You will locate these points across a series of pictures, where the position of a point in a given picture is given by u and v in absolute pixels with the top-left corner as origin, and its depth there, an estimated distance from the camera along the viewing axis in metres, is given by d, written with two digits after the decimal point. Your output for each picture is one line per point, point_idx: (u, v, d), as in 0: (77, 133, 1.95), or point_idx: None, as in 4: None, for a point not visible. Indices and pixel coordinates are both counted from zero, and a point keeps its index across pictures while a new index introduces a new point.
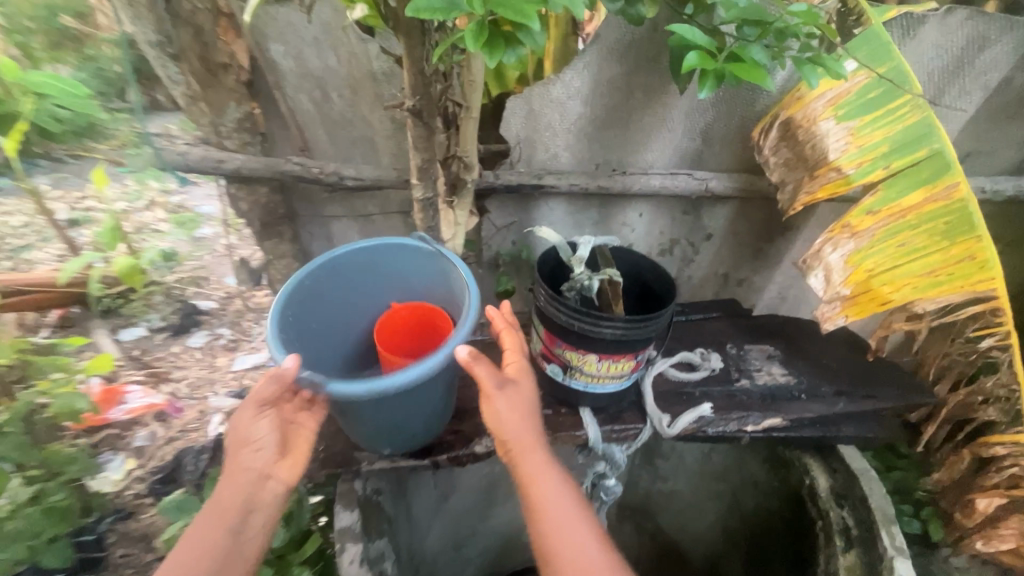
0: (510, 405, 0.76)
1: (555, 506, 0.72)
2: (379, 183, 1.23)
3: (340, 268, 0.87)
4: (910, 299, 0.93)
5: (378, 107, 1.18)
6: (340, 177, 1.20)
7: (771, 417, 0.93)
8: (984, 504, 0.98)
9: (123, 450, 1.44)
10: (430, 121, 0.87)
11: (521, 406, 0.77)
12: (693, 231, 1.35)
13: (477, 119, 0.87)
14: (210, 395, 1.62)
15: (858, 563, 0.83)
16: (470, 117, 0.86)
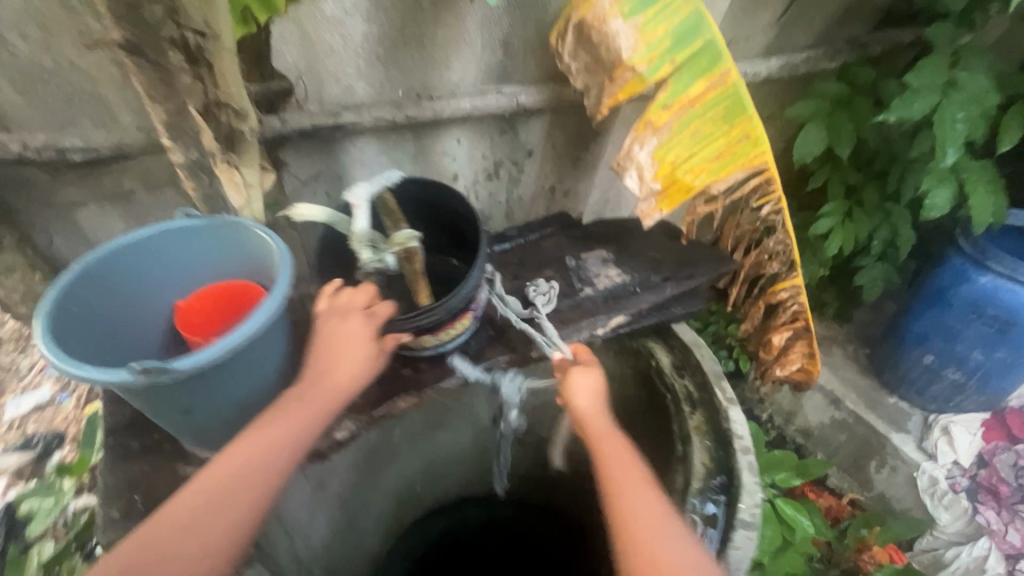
0: (583, 393, 0.79)
1: (638, 493, 0.69)
2: (125, 151, 0.97)
3: (104, 276, 0.68)
4: (707, 183, 1.03)
5: (87, 47, 0.87)
6: (61, 152, 0.94)
7: (616, 316, 1.00)
8: (778, 339, 1.21)
9: None
10: (163, 58, 0.67)
11: (600, 398, 0.80)
12: (514, 149, 1.31)
13: (233, 49, 0.70)
14: None
15: (703, 420, 0.93)
16: (221, 48, 0.68)
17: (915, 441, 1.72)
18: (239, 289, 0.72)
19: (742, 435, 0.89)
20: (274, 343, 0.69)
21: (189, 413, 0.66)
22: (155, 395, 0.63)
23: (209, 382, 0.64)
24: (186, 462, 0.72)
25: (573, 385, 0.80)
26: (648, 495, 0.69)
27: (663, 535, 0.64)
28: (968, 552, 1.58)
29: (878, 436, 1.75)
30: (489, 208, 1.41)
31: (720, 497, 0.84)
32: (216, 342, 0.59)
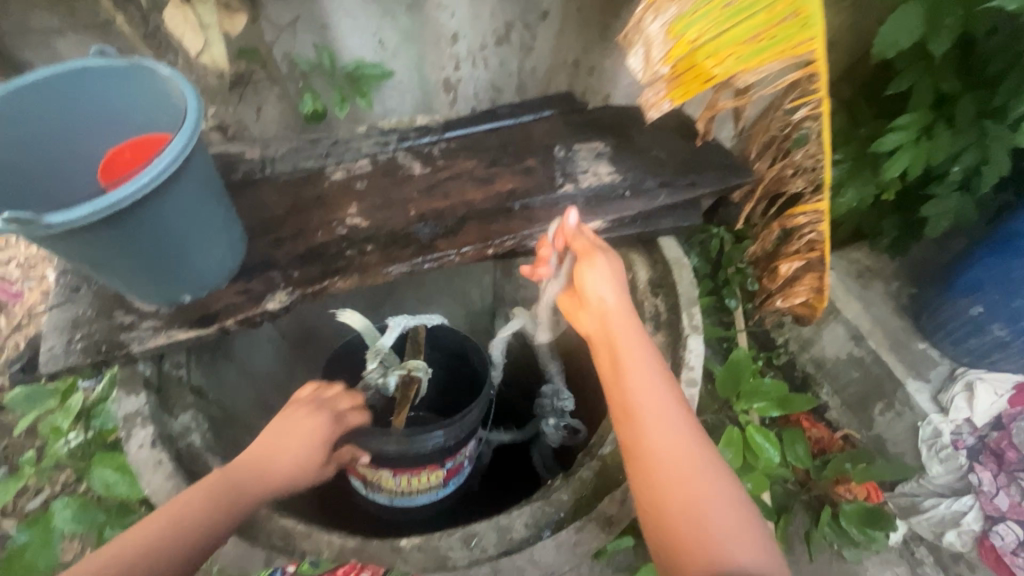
0: (587, 283, 0.76)
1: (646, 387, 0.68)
2: None
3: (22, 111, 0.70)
4: (732, 72, 0.82)
5: None
6: None
7: (593, 221, 0.90)
8: (786, 268, 1.08)
9: None
10: None
11: (618, 295, 0.76)
12: (527, 9, 1.09)
13: None
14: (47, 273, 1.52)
15: (662, 341, 0.88)
16: None
17: (930, 392, 1.42)
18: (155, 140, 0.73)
19: (693, 367, 0.81)
20: (187, 212, 0.66)
21: (97, 269, 0.66)
22: (72, 252, 0.62)
23: (126, 246, 0.63)
24: (125, 310, 0.75)
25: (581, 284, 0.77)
26: (662, 396, 0.68)
27: (674, 441, 0.65)
28: (947, 504, 1.38)
29: (891, 378, 1.46)
30: (500, 80, 1.21)
31: None
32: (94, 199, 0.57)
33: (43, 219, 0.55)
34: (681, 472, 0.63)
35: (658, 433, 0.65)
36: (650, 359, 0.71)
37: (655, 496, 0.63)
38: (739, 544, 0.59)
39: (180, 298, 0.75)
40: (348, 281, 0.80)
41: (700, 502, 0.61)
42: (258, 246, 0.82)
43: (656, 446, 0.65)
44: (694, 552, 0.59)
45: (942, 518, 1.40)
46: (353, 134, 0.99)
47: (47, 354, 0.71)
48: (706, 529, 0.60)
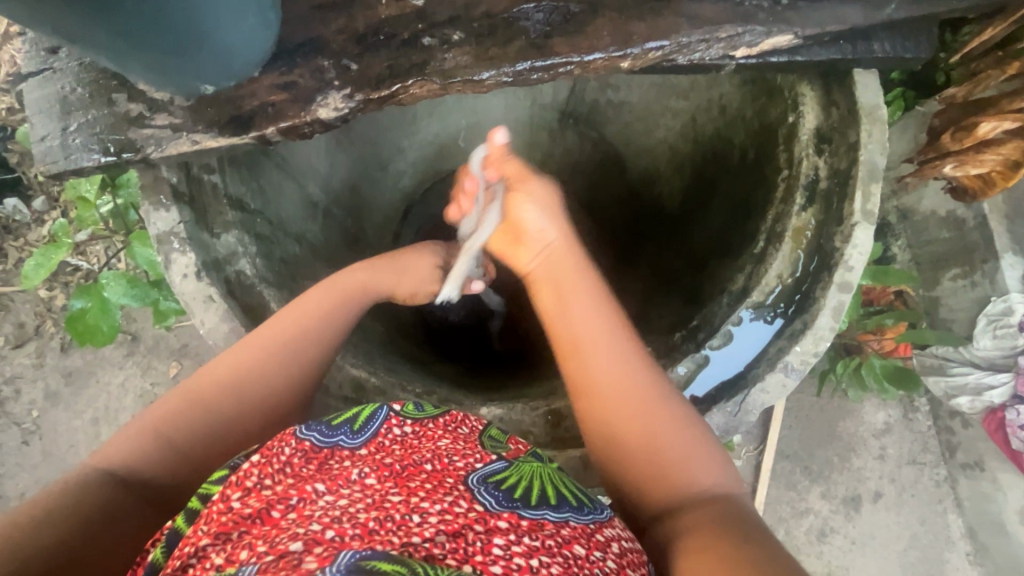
0: (528, 213, 0.70)
1: (591, 312, 0.60)
2: None
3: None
4: None
5: None
6: None
7: (780, 35, 0.60)
8: (987, 130, 0.81)
9: None
10: None
11: (558, 227, 0.69)
12: None
13: None
14: None
15: (810, 222, 0.68)
16: None
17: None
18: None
19: (852, 268, 0.65)
20: None
21: (76, 43, 0.46)
22: (36, 17, 0.42)
23: (105, 13, 0.42)
24: (128, 94, 0.55)
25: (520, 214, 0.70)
26: (608, 322, 0.59)
27: (623, 367, 0.55)
28: (977, 376, 1.30)
29: (988, 247, 1.28)
30: None
31: (777, 320, 0.67)
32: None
33: None
34: (630, 401, 0.53)
35: (604, 361, 0.56)
36: (590, 291, 0.62)
37: (609, 425, 0.53)
38: (704, 465, 0.50)
39: (201, 89, 0.55)
40: (425, 87, 0.57)
41: (658, 430, 0.52)
42: (298, 16, 0.57)
43: (605, 372, 0.55)
44: (657, 478, 0.50)
45: (964, 384, 1.32)
46: None
47: (44, 147, 0.55)
48: (666, 454, 0.51)
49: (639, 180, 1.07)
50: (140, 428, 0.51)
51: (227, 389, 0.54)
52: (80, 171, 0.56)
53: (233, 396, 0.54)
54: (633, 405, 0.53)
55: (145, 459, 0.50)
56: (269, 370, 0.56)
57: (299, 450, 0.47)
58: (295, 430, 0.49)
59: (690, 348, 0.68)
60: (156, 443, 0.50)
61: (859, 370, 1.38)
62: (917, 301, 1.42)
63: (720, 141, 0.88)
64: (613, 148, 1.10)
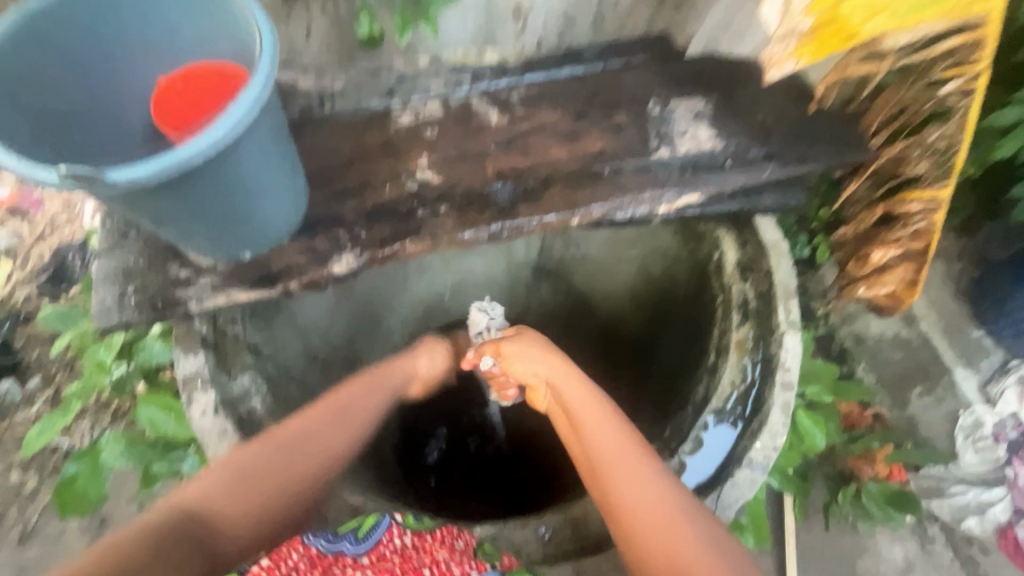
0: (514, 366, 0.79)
1: (602, 431, 0.65)
2: None
3: (76, 20, 0.58)
4: (882, 30, 0.71)
5: None
6: None
7: (688, 194, 0.79)
8: (880, 257, 0.98)
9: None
10: None
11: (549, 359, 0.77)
12: None
13: None
14: None
15: (750, 335, 0.79)
16: None
17: (978, 381, 1.44)
18: (220, 70, 0.60)
19: (789, 368, 0.75)
20: (253, 163, 0.58)
21: (161, 224, 0.59)
22: (133, 205, 0.55)
23: (188, 198, 0.56)
24: (179, 262, 0.69)
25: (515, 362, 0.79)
26: (624, 440, 0.63)
27: (644, 481, 0.59)
28: (976, 493, 1.36)
29: (939, 365, 1.47)
30: (574, 8, 1.08)
31: (737, 423, 0.74)
32: (223, 117, 0.51)
33: (114, 172, 0.48)
34: (659, 516, 0.56)
35: (622, 475, 0.60)
36: (606, 409, 0.68)
37: (631, 539, 0.56)
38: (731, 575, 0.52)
39: (241, 255, 0.68)
40: (418, 245, 0.73)
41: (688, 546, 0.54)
42: (319, 200, 0.74)
43: (636, 498, 0.58)
44: None
45: (967, 504, 1.36)
46: (417, 67, 0.87)
47: (100, 307, 0.66)
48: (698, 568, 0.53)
49: (609, 320, 1.22)
50: (172, 508, 0.56)
51: (254, 479, 0.60)
52: (127, 323, 0.66)
53: (266, 486, 0.60)
54: (662, 523, 0.56)
55: (172, 534, 0.54)
56: (298, 464, 0.63)
57: (306, 556, 0.51)
58: (303, 536, 0.53)
59: (666, 455, 0.74)
60: (179, 523, 0.55)
61: (858, 498, 1.34)
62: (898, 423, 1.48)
63: (667, 280, 1.04)
64: (583, 296, 1.26)
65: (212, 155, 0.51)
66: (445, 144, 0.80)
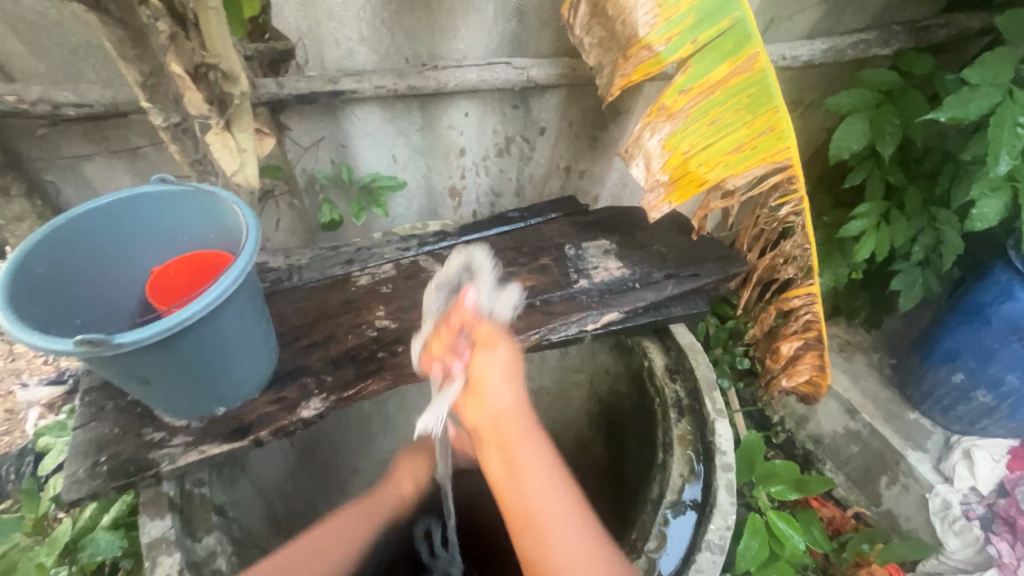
0: (482, 375, 0.62)
1: (543, 492, 0.59)
2: (114, 108, 0.97)
3: (90, 229, 0.71)
4: (722, 177, 0.95)
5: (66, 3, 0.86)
6: (54, 105, 0.95)
7: (609, 312, 0.94)
8: (787, 348, 1.13)
9: None
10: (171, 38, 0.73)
11: (512, 375, 0.63)
12: (526, 127, 1.24)
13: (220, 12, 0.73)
14: (16, 387, 1.44)
15: (688, 429, 0.88)
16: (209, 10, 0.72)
17: (931, 461, 1.38)
18: (221, 259, 0.73)
19: (725, 451, 0.84)
20: (236, 325, 0.69)
21: (149, 384, 0.66)
22: (124, 369, 0.63)
23: (175, 357, 0.64)
24: (154, 426, 0.74)
25: (474, 363, 0.62)
26: (562, 489, 0.60)
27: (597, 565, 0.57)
28: None
29: (891, 451, 1.42)
30: (499, 184, 1.34)
31: (691, 512, 0.80)
32: (212, 289, 0.62)
33: (119, 338, 0.57)
34: None
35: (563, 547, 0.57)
36: (550, 469, 0.61)
37: None
38: None
39: (214, 410, 0.75)
40: (381, 382, 0.82)
41: None
42: (289, 355, 0.83)
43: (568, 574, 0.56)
44: None
45: None
46: (371, 240, 1.04)
47: (70, 477, 0.69)
48: None
49: (573, 446, 1.26)
50: None
51: None
52: (95, 491, 0.68)
53: None
54: None
55: None
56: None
57: None
58: None
59: (634, 556, 0.77)
60: None
61: None
62: (876, 518, 1.48)
63: (614, 396, 1.12)
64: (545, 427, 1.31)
65: (195, 320, 0.61)
66: (399, 296, 0.94)
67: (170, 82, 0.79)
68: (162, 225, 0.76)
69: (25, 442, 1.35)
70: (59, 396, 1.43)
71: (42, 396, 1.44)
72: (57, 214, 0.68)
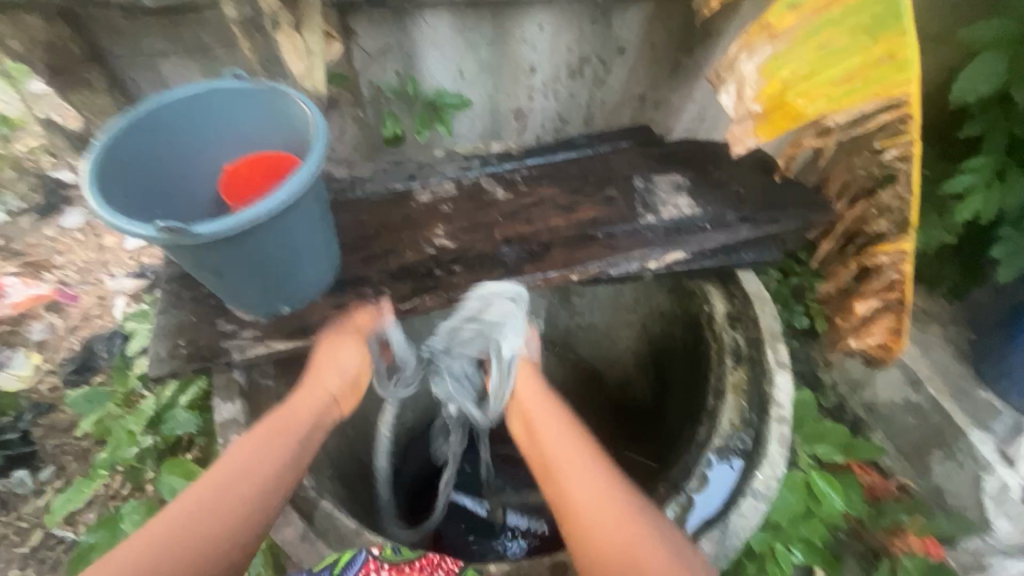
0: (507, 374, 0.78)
1: (555, 440, 0.69)
2: (189, 3, 0.97)
3: (172, 120, 0.73)
4: (822, 112, 0.85)
5: None
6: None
7: (673, 251, 0.89)
8: (863, 308, 1.05)
9: (23, 347, 1.47)
10: None
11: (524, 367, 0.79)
12: (603, 45, 1.14)
13: None
14: (105, 277, 1.57)
15: (744, 377, 0.85)
16: None
17: (994, 442, 1.30)
18: (289, 163, 0.73)
19: (781, 405, 0.82)
20: (303, 230, 0.70)
21: (220, 277, 0.70)
22: (198, 259, 0.66)
23: (245, 253, 0.67)
24: (226, 318, 0.79)
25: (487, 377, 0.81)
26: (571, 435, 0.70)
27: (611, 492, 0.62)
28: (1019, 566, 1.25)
29: (954, 428, 1.33)
30: (567, 109, 1.27)
31: (737, 459, 0.79)
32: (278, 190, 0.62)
33: (195, 227, 0.60)
34: (602, 506, 0.61)
35: (578, 487, 0.63)
36: (568, 426, 0.71)
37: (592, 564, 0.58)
38: None
39: (281, 309, 0.79)
40: (436, 299, 0.83)
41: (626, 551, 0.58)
42: (351, 264, 0.85)
43: (587, 518, 0.61)
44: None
45: None
46: (434, 157, 1.02)
47: (154, 356, 0.75)
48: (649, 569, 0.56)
49: (617, 384, 1.26)
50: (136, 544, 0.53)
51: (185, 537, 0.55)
52: (177, 370, 0.74)
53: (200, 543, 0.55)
54: (607, 526, 0.60)
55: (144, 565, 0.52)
56: (213, 520, 0.56)
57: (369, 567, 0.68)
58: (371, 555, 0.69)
59: (672, 492, 0.78)
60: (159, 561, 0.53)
61: None
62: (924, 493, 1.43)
63: (666, 339, 1.09)
64: (590, 364, 1.31)
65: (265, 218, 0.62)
66: (458, 217, 0.92)
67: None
68: (236, 125, 0.76)
69: (115, 326, 1.49)
70: (142, 288, 1.55)
71: (127, 287, 1.56)
72: (143, 102, 0.70)
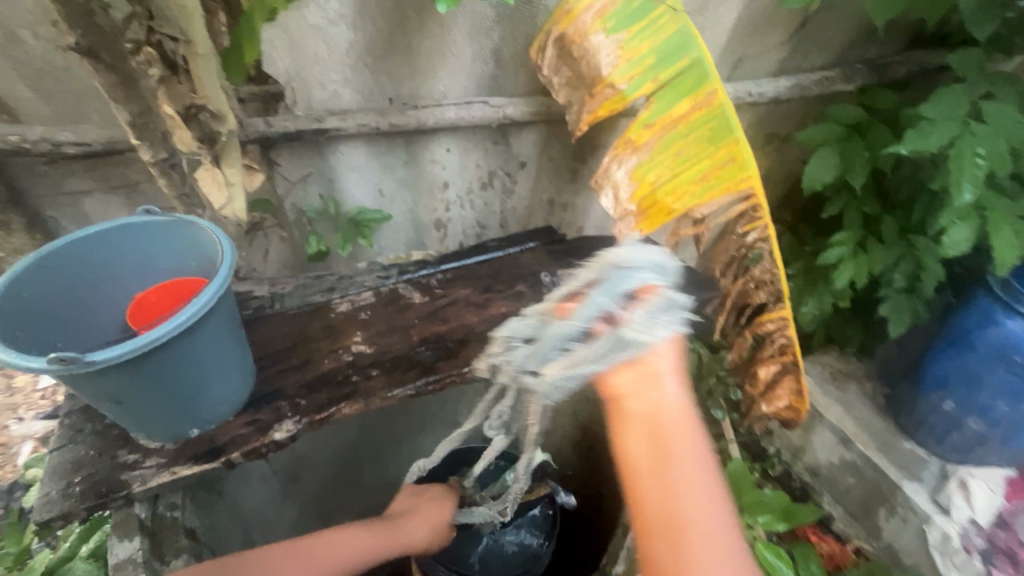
0: (640, 397, 0.60)
1: (701, 498, 0.56)
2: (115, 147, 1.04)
3: (77, 257, 0.76)
4: (689, 206, 0.98)
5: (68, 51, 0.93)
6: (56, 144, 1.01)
7: None
8: (765, 373, 1.14)
9: None
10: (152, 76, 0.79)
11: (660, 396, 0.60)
12: (507, 160, 1.29)
13: (210, 56, 0.79)
14: (11, 421, 1.45)
15: None
16: (199, 53, 0.78)
17: (927, 492, 1.33)
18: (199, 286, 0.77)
19: None
20: (211, 348, 0.71)
21: (119, 405, 0.69)
22: (98, 389, 0.66)
23: (148, 378, 0.67)
24: (129, 448, 0.76)
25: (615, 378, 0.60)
26: (715, 499, 0.58)
27: None
28: None
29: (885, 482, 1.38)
30: (484, 216, 1.39)
31: None
32: (184, 310, 0.65)
33: (88, 355, 0.60)
34: None
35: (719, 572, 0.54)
36: (708, 472, 0.58)
37: None
38: None
39: (188, 433, 0.77)
40: (354, 406, 0.85)
41: None
42: (267, 378, 0.86)
43: None
44: None
45: None
46: (355, 268, 1.07)
47: (43, 499, 0.71)
48: None
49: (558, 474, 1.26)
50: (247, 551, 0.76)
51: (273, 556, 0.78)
52: (67, 511, 0.70)
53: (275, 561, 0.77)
54: None
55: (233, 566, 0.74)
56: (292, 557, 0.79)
57: None
58: None
59: None
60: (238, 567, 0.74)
61: None
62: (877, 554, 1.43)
63: None
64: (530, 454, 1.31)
65: (166, 339, 0.64)
66: (377, 322, 0.96)
67: (159, 121, 0.85)
68: (145, 255, 0.80)
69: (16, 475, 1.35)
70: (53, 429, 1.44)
71: (36, 429, 1.45)
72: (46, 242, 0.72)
